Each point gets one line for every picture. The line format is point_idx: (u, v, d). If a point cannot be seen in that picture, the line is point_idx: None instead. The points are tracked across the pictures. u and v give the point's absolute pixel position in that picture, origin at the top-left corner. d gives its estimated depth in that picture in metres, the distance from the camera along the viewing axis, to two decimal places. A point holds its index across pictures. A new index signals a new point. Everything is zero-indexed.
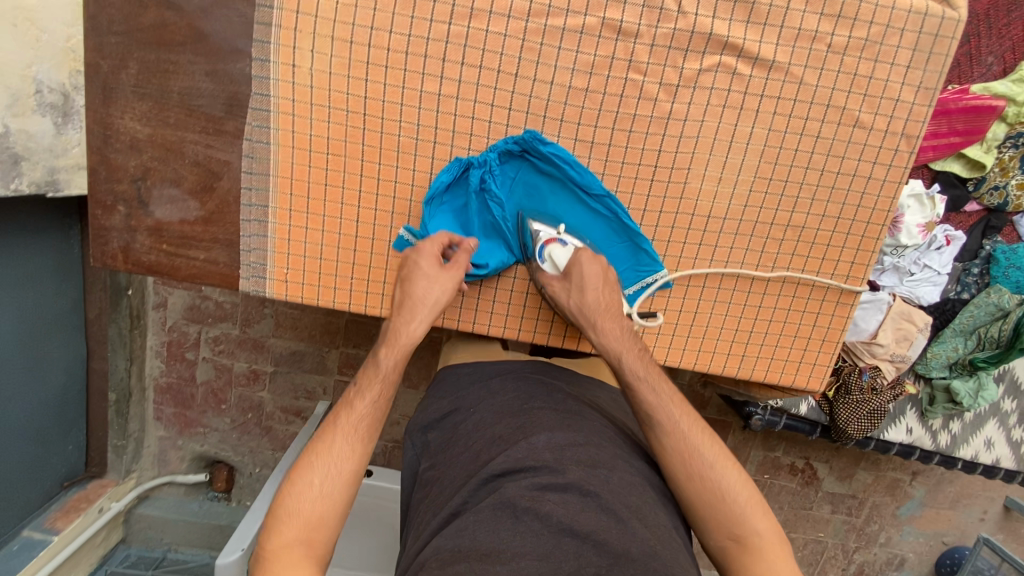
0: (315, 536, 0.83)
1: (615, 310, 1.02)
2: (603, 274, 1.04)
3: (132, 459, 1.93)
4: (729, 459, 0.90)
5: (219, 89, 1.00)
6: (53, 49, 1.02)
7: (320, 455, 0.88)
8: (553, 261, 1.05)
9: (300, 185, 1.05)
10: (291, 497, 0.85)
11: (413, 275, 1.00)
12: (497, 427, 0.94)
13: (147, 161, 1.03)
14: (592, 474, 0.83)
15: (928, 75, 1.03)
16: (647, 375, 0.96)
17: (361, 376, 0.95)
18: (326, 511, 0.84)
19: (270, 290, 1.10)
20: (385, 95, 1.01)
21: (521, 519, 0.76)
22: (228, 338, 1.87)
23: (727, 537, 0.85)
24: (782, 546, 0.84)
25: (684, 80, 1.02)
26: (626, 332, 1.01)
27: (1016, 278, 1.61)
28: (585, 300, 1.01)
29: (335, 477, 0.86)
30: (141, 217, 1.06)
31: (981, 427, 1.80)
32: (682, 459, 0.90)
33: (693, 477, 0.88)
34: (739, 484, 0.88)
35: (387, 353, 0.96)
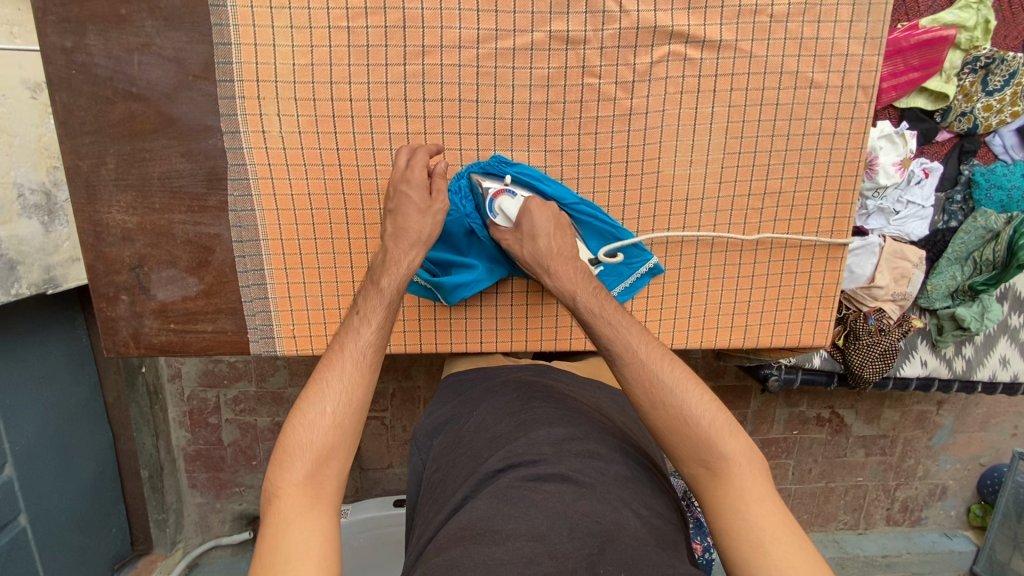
0: (330, 463, 0.83)
1: (568, 252, 1.03)
2: (555, 219, 1.05)
3: (176, 530, 1.96)
4: (691, 379, 0.88)
5: (197, 167, 1.03)
6: (27, 150, 1.06)
7: (331, 383, 0.87)
8: (505, 214, 1.05)
9: (291, 244, 1.09)
10: (302, 427, 0.84)
11: (405, 207, 0.99)
12: (497, 427, 0.97)
13: (141, 250, 1.06)
14: (589, 465, 0.85)
15: (872, 25, 1.06)
16: (601, 311, 0.95)
17: (362, 303, 0.95)
18: (339, 440, 0.84)
19: (281, 348, 1.13)
20: (357, 143, 1.04)
21: (518, 503, 0.79)
22: (247, 396, 1.89)
23: (697, 464, 0.83)
24: (751, 465, 0.82)
25: (639, 75, 1.05)
26: (579, 272, 1.01)
27: (999, 198, 1.63)
28: (538, 246, 1.02)
29: (347, 405, 0.86)
30: (145, 302, 1.09)
31: (993, 346, 1.81)
32: (644, 387, 0.88)
33: (656, 403, 0.87)
34: (702, 406, 0.85)
35: (385, 280, 0.96)
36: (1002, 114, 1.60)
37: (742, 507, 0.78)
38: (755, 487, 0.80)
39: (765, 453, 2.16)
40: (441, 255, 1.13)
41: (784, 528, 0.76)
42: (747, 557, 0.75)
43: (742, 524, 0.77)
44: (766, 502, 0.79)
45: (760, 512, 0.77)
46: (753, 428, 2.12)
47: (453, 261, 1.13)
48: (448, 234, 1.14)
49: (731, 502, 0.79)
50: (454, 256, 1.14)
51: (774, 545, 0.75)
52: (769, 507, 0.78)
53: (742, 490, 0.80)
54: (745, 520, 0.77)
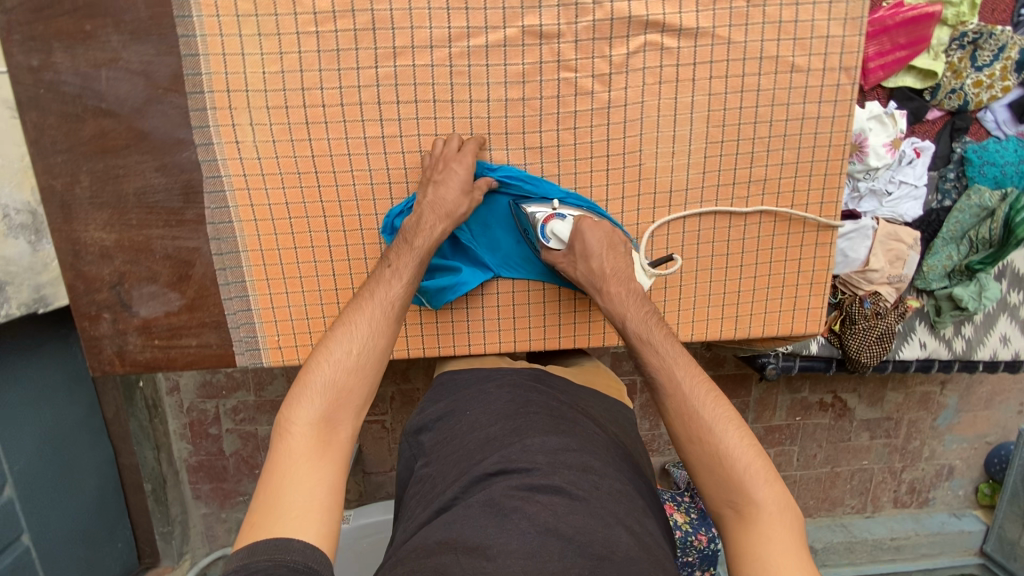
0: (346, 407, 0.84)
1: (622, 273, 1.03)
2: (607, 239, 1.04)
3: (181, 542, 1.97)
4: (734, 420, 0.87)
5: (173, 181, 1.01)
6: (11, 170, 0.97)
7: (358, 327, 0.90)
8: (557, 237, 1.04)
9: (272, 255, 1.07)
10: (326, 365, 0.86)
11: (449, 180, 1.00)
12: (491, 429, 0.95)
13: (120, 266, 1.05)
14: (582, 479, 0.85)
15: (851, 6, 1.04)
16: (650, 338, 0.96)
17: (394, 257, 0.97)
18: (358, 384, 0.86)
19: (266, 360, 1.12)
20: (332, 149, 1.03)
21: (508, 516, 0.78)
22: (246, 405, 1.87)
23: (727, 505, 0.83)
24: (783, 516, 0.80)
25: (615, 67, 1.03)
26: (632, 294, 1.02)
27: (993, 174, 1.60)
28: (591, 267, 1.03)
29: (371, 350, 0.89)
30: (127, 319, 1.08)
31: (993, 325, 1.79)
32: (683, 421, 0.89)
33: (693, 439, 0.87)
34: (740, 447, 0.85)
35: (417, 240, 0.98)
36: (993, 89, 1.56)
37: (767, 559, 0.77)
38: (784, 540, 0.78)
39: (769, 442, 2.14)
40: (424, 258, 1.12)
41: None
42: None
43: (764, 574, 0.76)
44: (795, 558, 0.77)
45: (787, 567, 0.76)
46: (756, 416, 2.11)
47: (436, 265, 1.12)
48: None
49: (755, 551, 0.78)
50: (436, 260, 1.12)
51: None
52: (796, 561, 0.77)
53: (769, 541, 0.78)
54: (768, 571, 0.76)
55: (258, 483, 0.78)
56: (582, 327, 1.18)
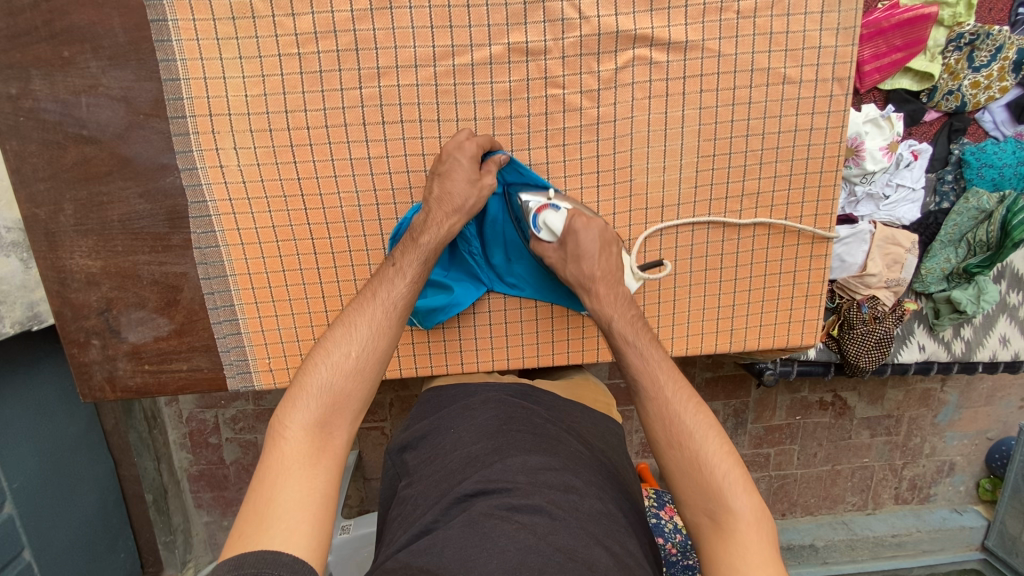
0: (342, 413, 0.82)
1: (612, 276, 1.00)
2: (601, 238, 1.00)
3: (185, 551, 1.97)
4: (714, 426, 0.86)
5: (157, 207, 1.00)
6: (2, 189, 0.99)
7: (358, 328, 0.88)
8: (549, 229, 1.01)
9: (260, 278, 1.06)
10: (323, 367, 0.83)
11: (454, 172, 0.97)
12: (474, 447, 0.94)
13: (107, 293, 1.04)
14: (563, 500, 0.84)
15: (844, 15, 1.01)
16: (635, 340, 0.94)
17: (398, 255, 0.95)
18: (356, 388, 0.84)
19: (258, 382, 1.12)
20: (318, 171, 1.02)
21: (488, 535, 0.77)
22: (245, 415, 1.86)
23: (703, 514, 0.81)
24: (760, 526, 0.78)
25: (604, 82, 1.01)
26: (620, 297, 0.99)
27: (990, 176, 1.57)
28: (581, 269, 0.99)
29: (371, 353, 0.86)
30: (117, 344, 1.07)
31: (993, 327, 1.78)
32: (664, 424, 0.87)
33: (673, 443, 0.85)
34: (719, 454, 0.83)
35: (424, 236, 0.95)
36: (991, 89, 1.54)
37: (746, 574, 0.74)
38: (762, 552, 0.76)
39: (769, 442, 2.14)
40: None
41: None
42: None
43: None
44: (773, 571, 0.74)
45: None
46: (756, 417, 2.10)
47: (430, 280, 1.11)
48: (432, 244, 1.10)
49: (734, 565, 0.76)
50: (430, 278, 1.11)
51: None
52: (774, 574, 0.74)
53: (747, 554, 0.76)
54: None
55: (246, 492, 0.75)
56: (575, 344, 1.17)
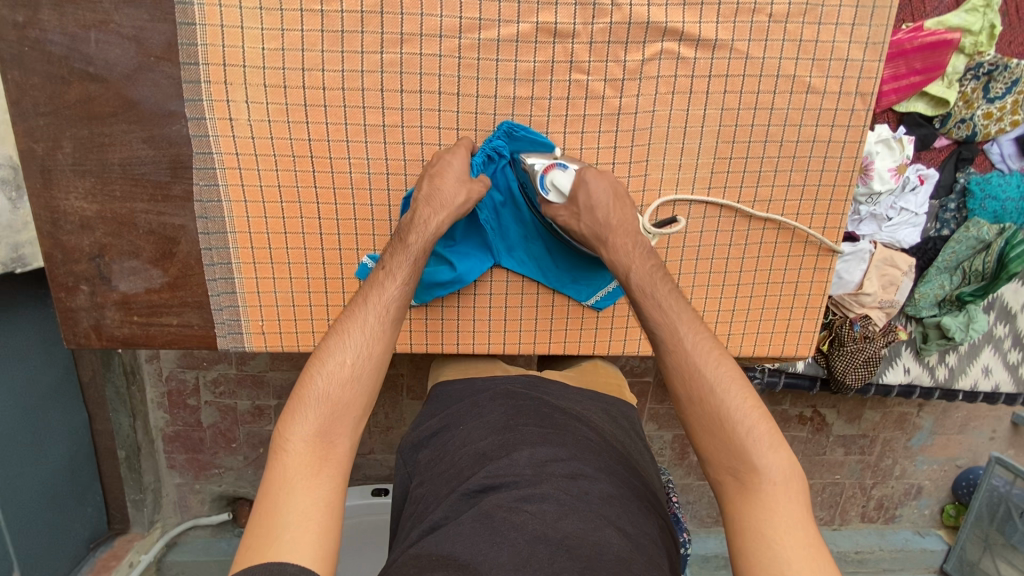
0: (342, 422, 0.81)
1: (629, 226, 0.97)
2: (613, 190, 0.98)
3: (154, 510, 1.94)
4: (737, 380, 0.84)
5: (160, 154, 0.97)
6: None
7: (352, 334, 0.87)
8: (557, 189, 0.97)
9: (260, 238, 1.04)
10: (319, 377, 0.83)
11: (445, 172, 0.96)
12: (481, 443, 0.94)
13: (101, 238, 1.01)
14: (570, 486, 0.84)
15: (874, 29, 1.01)
16: (654, 292, 0.90)
17: (388, 258, 0.93)
18: (354, 395, 0.83)
19: (249, 344, 1.09)
20: (330, 134, 0.99)
21: (498, 528, 0.77)
22: (227, 379, 1.82)
23: (726, 472, 0.80)
24: (786, 483, 0.78)
25: (629, 72, 1.00)
26: (640, 247, 0.95)
27: (992, 208, 1.60)
28: (596, 219, 0.96)
29: (365, 359, 0.85)
30: (106, 292, 1.05)
31: (977, 356, 1.81)
32: (685, 381, 0.86)
33: (694, 400, 0.85)
34: (743, 410, 0.82)
35: (411, 236, 0.94)
36: (1002, 122, 1.57)
37: (771, 534, 0.74)
38: (788, 514, 0.76)
39: None
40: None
41: (814, 563, 0.72)
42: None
43: (768, 552, 0.73)
44: (799, 531, 0.74)
45: (792, 544, 0.73)
46: None
47: (435, 251, 1.07)
48: None
49: (758, 525, 0.75)
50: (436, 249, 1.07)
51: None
52: (801, 535, 0.74)
53: (772, 514, 0.76)
54: (774, 550, 0.73)
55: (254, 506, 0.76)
56: (574, 334, 1.16)
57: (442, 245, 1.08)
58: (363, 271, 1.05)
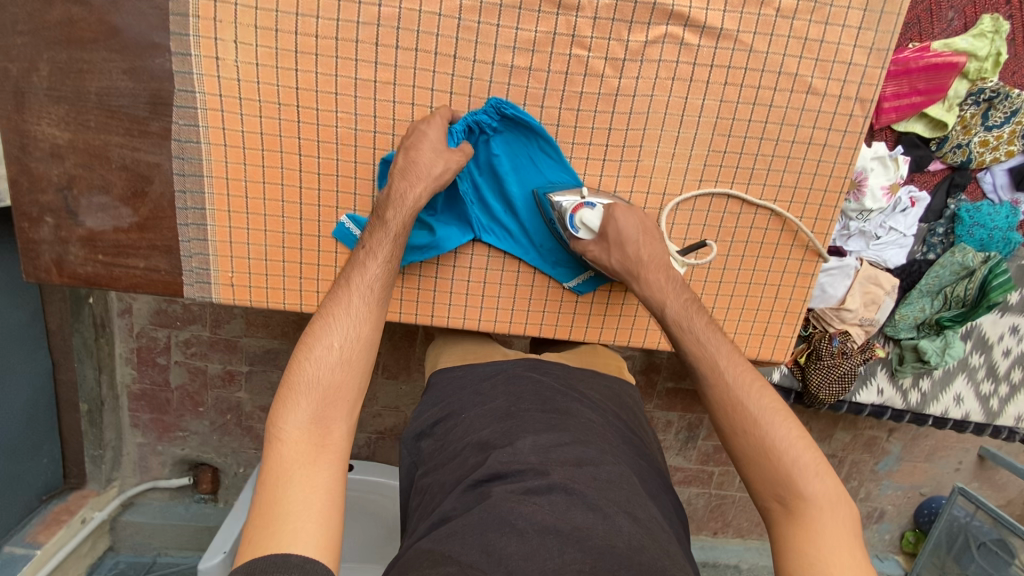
0: (336, 407, 0.79)
1: (660, 259, 0.98)
2: (642, 224, 0.99)
3: (113, 468, 1.89)
4: (781, 411, 0.84)
5: (140, 87, 0.94)
6: None
7: (338, 317, 0.84)
8: (587, 227, 0.99)
9: (237, 185, 1.01)
10: (309, 364, 0.80)
11: (420, 143, 0.93)
12: (483, 432, 0.91)
13: (71, 169, 0.98)
14: (578, 473, 0.81)
15: (880, 35, 1.00)
16: (690, 326, 0.92)
17: (368, 238, 0.91)
18: (345, 379, 0.81)
19: (216, 296, 1.06)
20: (319, 84, 0.96)
21: (506, 518, 0.74)
22: (199, 340, 1.77)
23: (773, 499, 0.79)
24: (836, 511, 0.76)
25: (630, 53, 0.98)
26: (672, 279, 0.97)
27: (980, 236, 1.61)
28: (626, 253, 0.98)
29: (354, 342, 0.83)
30: (71, 227, 1.01)
31: (950, 383, 1.82)
32: (727, 412, 0.85)
33: (737, 431, 0.84)
34: (788, 440, 0.81)
35: (389, 213, 0.92)
36: (998, 150, 1.58)
37: (820, 563, 0.72)
38: (839, 542, 0.73)
39: (716, 461, 2.03)
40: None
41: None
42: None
43: None
44: (847, 558, 0.72)
45: (837, 566, 0.71)
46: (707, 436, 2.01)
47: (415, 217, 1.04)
48: None
49: (800, 546, 0.74)
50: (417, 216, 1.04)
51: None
52: (848, 561, 0.72)
53: (816, 536, 0.74)
54: (815, 569, 0.71)
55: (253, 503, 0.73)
56: (551, 317, 1.13)
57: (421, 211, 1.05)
58: (340, 230, 1.03)
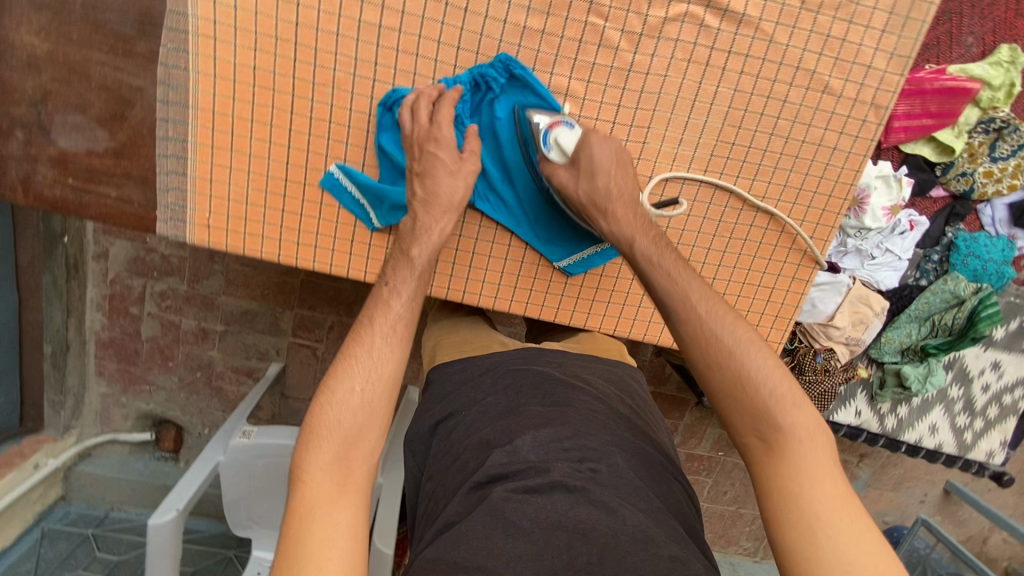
0: (358, 449, 0.76)
1: (628, 195, 0.93)
2: (617, 156, 0.94)
3: (72, 415, 1.81)
4: (756, 341, 0.79)
5: (130, 4, 0.90)
6: None
7: (360, 358, 0.80)
8: (561, 148, 0.94)
9: (223, 120, 0.95)
10: (330, 407, 0.77)
11: (434, 169, 0.91)
12: (484, 431, 0.89)
13: (46, 83, 0.92)
14: (578, 469, 0.79)
15: (902, 41, 0.97)
16: (661, 261, 0.86)
17: (391, 273, 0.89)
18: (367, 421, 0.77)
19: (190, 236, 1.01)
20: (320, 23, 0.91)
21: (510, 519, 0.73)
22: (175, 293, 1.71)
23: (752, 435, 0.75)
24: (815, 438, 0.73)
25: (648, 28, 0.95)
26: (639, 216, 0.92)
27: (973, 267, 1.61)
28: (595, 186, 0.93)
29: (377, 383, 0.79)
30: (42, 145, 0.95)
31: (927, 412, 1.82)
32: (700, 345, 0.80)
33: (711, 364, 0.79)
34: (764, 371, 0.77)
35: (415, 248, 0.90)
36: (1000, 184, 1.57)
37: (806, 498, 0.69)
38: (820, 471, 0.71)
39: (685, 468, 2.04)
40: (397, 159, 0.96)
41: (846, 517, 0.67)
42: (796, 544, 0.67)
43: (799, 514, 0.68)
44: (831, 488, 0.70)
45: (820, 498, 0.69)
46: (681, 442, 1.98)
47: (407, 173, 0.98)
48: None
49: (784, 482, 0.71)
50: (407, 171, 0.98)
51: (829, 536, 0.66)
52: (831, 490, 0.69)
53: (798, 469, 0.71)
54: (801, 506, 0.68)
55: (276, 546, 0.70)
56: (538, 296, 1.10)
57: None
58: (328, 180, 0.98)
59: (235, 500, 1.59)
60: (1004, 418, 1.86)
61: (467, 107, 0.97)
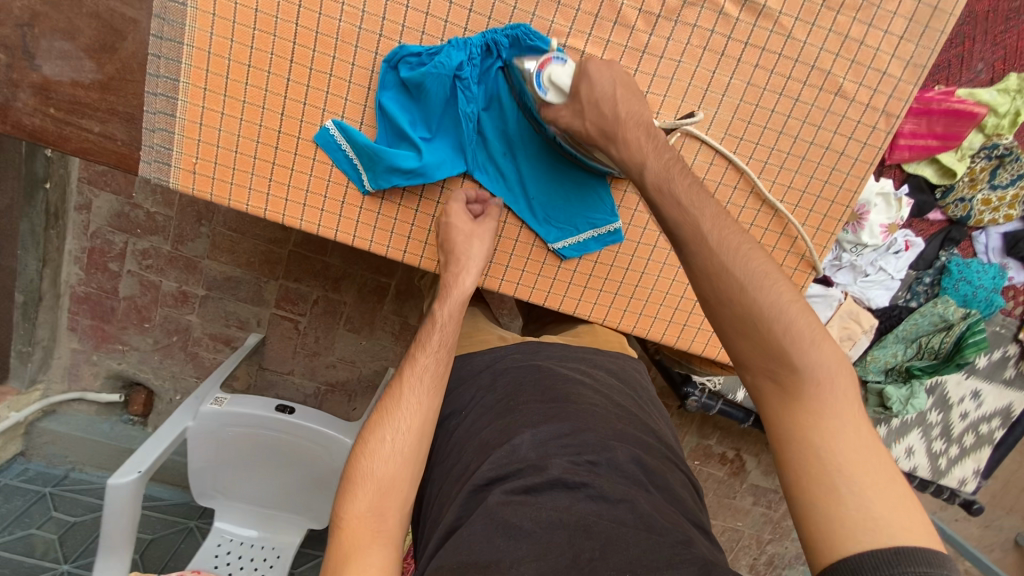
0: (390, 497, 0.83)
1: (642, 119, 0.85)
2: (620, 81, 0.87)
3: (39, 369, 1.74)
4: (771, 275, 0.73)
5: None
6: None
7: (392, 413, 0.89)
8: (557, 87, 0.88)
9: (218, 62, 0.91)
10: (365, 457, 0.86)
11: (449, 231, 0.97)
12: (484, 433, 0.89)
13: (35, 5, 0.88)
14: (579, 466, 0.80)
15: (919, 50, 0.96)
16: (673, 189, 0.78)
17: (424, 335, 0.97)
18: (397, 470, 0.85)
19: (174, 180, 0.97)
20: None
21: (509, 522, 0.73)
22: (158, 253, 1.65)
23: (765, 377, 0.70)
24: (836, 376, 0.68)
25: (666, 10, 0.92)
26: (654, 138, 0.83)
27: (964, 292, 1.60)
28: (603, 114, 0.85)
29: (406, 435, 0.87)
30: (25, 71, 0.90)
31: (905, 435, 1.83)
32: (712, 281, 0.74)
33: (724, 300, 0.73)
34: (782, 305, 0.71)
35: (444, 310, 0.98)
36: (997, 212, 1.58)
37: (822, 445, 0.65)
38: (839, 415, 0.67)
39: None
40: (397, 119, 0.93)
41: (870, 467, 0.63)
42: (821, 502, 0.63)
43: (816, 466, 0.64)
44: (849, 432, 0.66)
45: (838, 446, 0.65)
46: None
47: (408, 135, 0.94)
48: (426, 95, 0.93)
49: (800, 430, 0.67)
50: (407, 131, 0.94)
51: (854, 492, 0.62)
52: (853, 440, 0.65)
53: (820, 417, 0.67)
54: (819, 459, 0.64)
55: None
56: (530, 278, 1.07)
57: (416, 131, 0.95)
58: (323, 136, 0.95)
59: (202, 468, 1.54)
60: (980, 447, 1.86)
61: (474, 71, 0.92)
